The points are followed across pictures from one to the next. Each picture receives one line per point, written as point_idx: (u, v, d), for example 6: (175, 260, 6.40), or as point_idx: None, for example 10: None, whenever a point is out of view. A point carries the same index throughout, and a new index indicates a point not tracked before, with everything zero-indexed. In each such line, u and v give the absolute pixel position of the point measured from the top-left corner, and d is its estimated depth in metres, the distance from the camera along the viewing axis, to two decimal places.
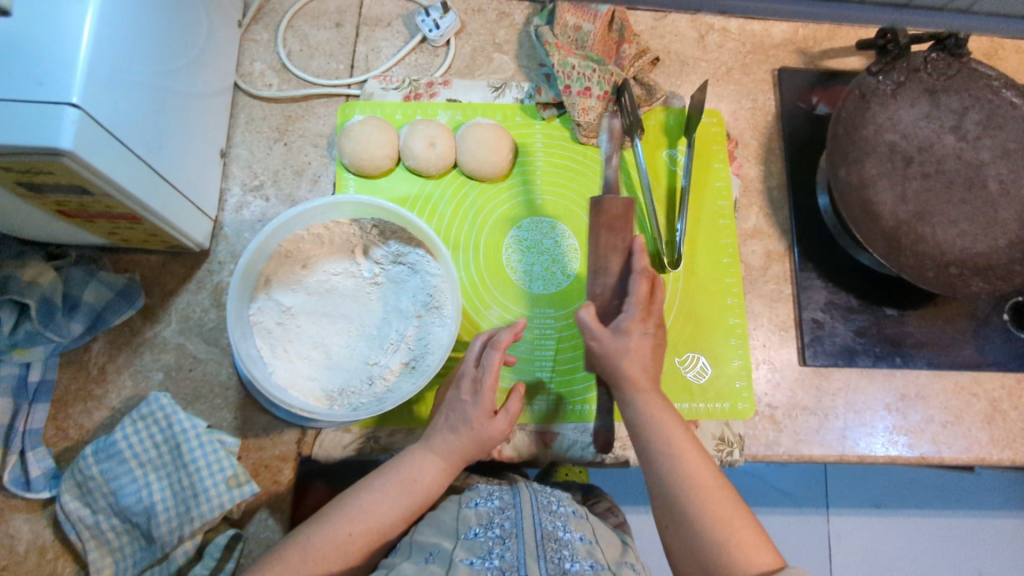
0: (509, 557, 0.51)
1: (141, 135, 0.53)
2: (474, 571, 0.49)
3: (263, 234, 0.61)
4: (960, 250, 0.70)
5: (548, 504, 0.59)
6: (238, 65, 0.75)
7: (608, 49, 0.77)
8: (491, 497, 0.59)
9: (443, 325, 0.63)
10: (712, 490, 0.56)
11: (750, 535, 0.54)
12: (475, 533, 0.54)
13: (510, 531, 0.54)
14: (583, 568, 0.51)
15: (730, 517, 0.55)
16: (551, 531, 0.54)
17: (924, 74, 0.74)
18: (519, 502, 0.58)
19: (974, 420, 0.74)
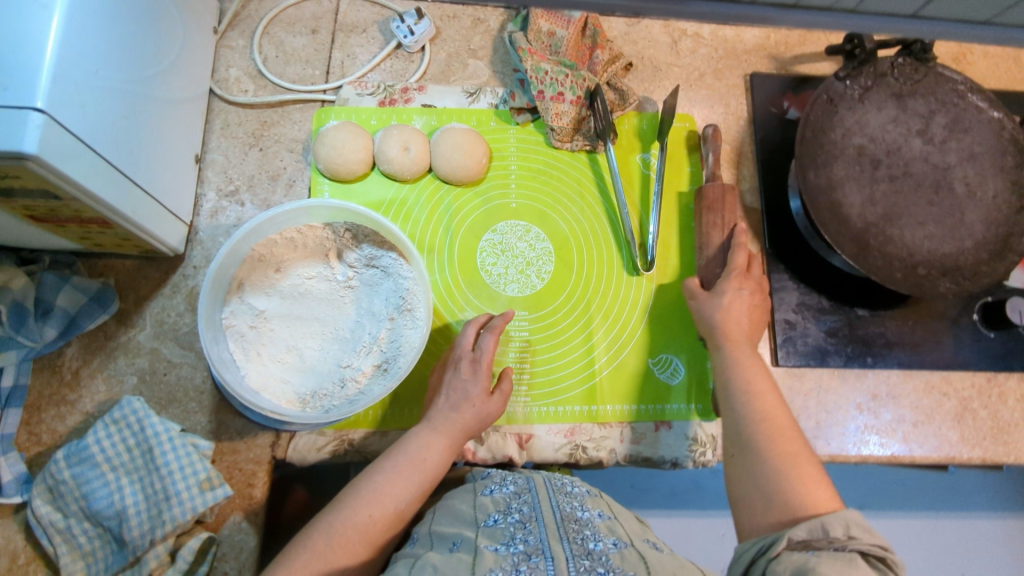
0: (533, 541, 0.49)
1: (111, 140, 0.53)
2: (501, 556, 0.47)
3: (236, 238, 0.61)
4: (927, 251, 0.71)
5: (561, 486, 0.59)
6: (214, 71, 0.76)
7: (581, 54, 0.78)
8: (504, 483, 0.59)
9: (416, 327, 0.63)
10: (778, 430, 0.57)
11: (814, 475, 0.54)
12: (494, 519, 0.53)
13: (529, 515, 0.53)
14: (607, 547, 0.50)
15: (796, 457, 0.55)
16: (569, 512, 0.54)
17: (891, 78, 0.75)
18: (535, 486, 0.57)
19: (944, 419, 0.75)
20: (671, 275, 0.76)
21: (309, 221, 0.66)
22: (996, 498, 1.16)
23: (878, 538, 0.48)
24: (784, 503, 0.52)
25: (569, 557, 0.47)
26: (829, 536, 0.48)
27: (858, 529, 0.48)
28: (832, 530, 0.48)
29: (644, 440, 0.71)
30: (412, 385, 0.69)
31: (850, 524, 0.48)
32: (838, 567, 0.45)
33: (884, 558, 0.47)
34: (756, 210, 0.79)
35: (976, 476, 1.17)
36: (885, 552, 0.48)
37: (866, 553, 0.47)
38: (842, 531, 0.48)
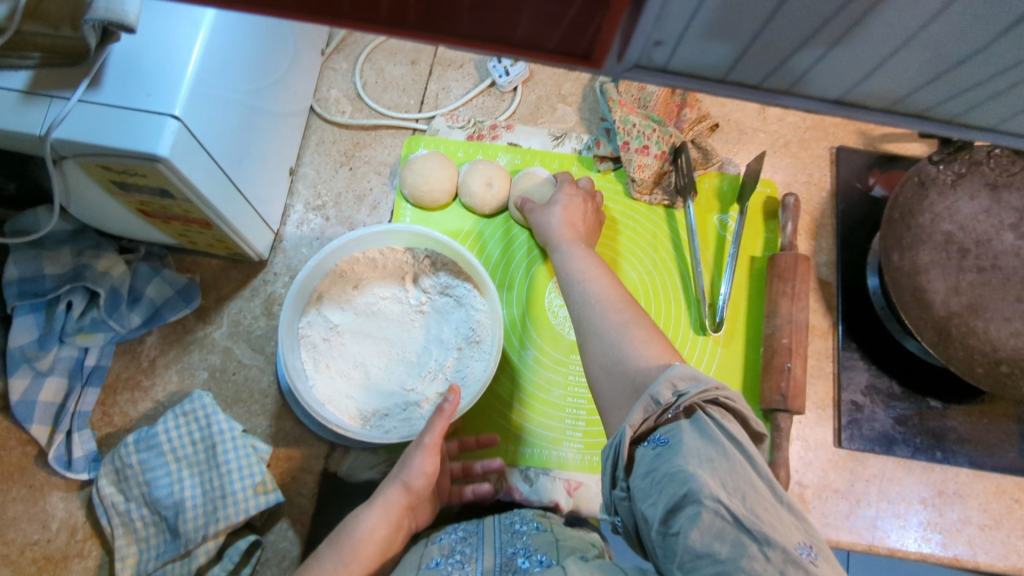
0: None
1: (226, 148, 0.56)
2: None
3: (324, 252, 0.64)
4: (1012, 348, 0.67)
5: (509, 526, 0.60)
6: (316, 91, 0.80)
7: (669, 111, 0.79)
8: (454, 531, 0.61)
9: (482, 359, 0.64)
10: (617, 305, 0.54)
11: (655, 337, 0.51)
12: (436, 562, 0.55)
13: (470, 555, 0.56)
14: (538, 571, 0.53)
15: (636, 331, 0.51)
16: (508, 560, 0.55)
17: (986, 167, 0.74)
18: (482, 531, 0.60)
19: (1015, 527, 0.71)
20: (738, 339, 0.75)
21: (391, 243, 0.68)
22: None
23: (704, 382, 0.44)
24: (619, 370, 0.49)
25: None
26: (661, 405, 0.43)
27: (684, 382, 0.44)
28: (661, 397, 0.43)
29: None
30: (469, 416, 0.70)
31: (676, 380, 0.44)
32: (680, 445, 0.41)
33: (719, 399, 0.43)
34: (832, 284, 0.78)
35: None
36: (717, 393, 0.43)
37: (701, 406, 0.43)
38: (670, 394, 0.43)
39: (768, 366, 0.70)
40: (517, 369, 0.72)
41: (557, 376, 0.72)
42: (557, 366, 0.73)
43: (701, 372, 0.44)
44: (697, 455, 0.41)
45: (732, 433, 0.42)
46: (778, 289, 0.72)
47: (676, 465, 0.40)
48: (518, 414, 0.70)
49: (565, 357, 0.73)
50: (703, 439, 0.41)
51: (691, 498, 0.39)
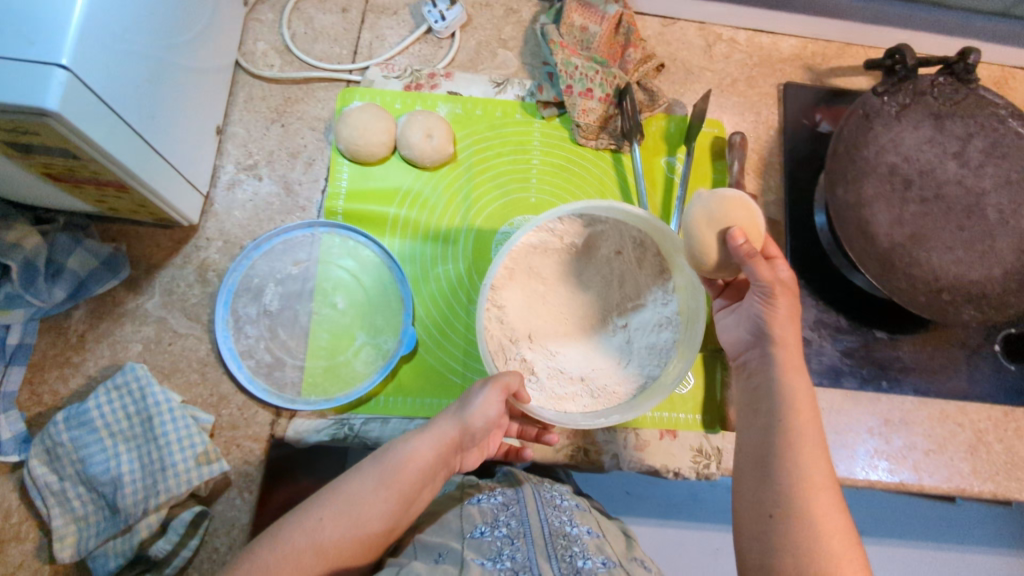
0: (520, 557, 0.55)
1: (129, 102, 0.52)
2: (486, 571, 0.52)
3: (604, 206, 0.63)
4: (954, 276, 0.69)
5: (551, 499, 0.64)
6: (241, 44, 0.75)
7: (613, 52, 0.77)
8: (493, 494, 0.64)
9: (611, 399, 0.62)
10: (817, 503, 0.50)
11: (852, 562, 0.48)
12: (481, 532, 0.58)
13: (516, 531, 0.58)
14: (594, 565, 0.55)
15: (835, 546, 0.48)
16: (558, 528, 0.60)
17: (930, 97, 0.73)
18: (523, 497, 0.63)
19: (958, 449, 0.73)
20: None
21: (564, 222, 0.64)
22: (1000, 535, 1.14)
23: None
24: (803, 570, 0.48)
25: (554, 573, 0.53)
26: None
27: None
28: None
29: (648, 448, 0.69)
30: (415, 371, 0.68)
31: None
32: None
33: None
34: (780, 223, 0.78)
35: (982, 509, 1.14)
36: None
37: None
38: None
39: None
40: (465, 324, 0.71)
41: None
42: None
43: None
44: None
45: None
46: None
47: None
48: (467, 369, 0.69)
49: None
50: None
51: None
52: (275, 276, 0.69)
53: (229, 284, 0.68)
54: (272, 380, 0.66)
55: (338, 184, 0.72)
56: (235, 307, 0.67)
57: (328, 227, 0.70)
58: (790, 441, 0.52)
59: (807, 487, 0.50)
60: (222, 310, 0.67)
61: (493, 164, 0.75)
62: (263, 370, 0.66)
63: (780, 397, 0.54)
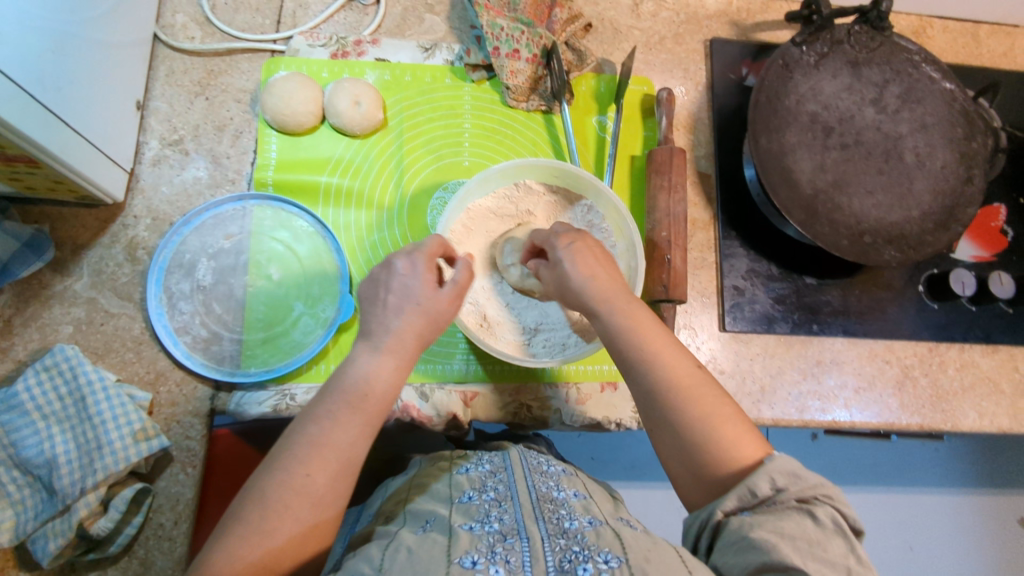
0: (509, 520, 0.47)
1: (31, 74, 0.51)
2: (475, 535, 0.45)
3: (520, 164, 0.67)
4: (875, 219, 0.72)
5: (538, 465, 0.57)
6: (158, 16, 0.73)
7: (540, 12, 0.75)
8: (481, 463, 0.57)
9: (559, 343, 0.67)
10: (692, 389, 0.51)
11: (739, 425, 0.50)
12: (469, 497, 0.51)
13: (505, 494, 0.50)
14: (582, 525, 0.47)
15: (719, 413, 0.51)
16: (545, 492, 0.51)
17: (847, 46, 0.76)
18: (511, 464, 0.55)
19: (886, 386, 0.77)
20: None
21: (529, 180, 0.70)
22: (945, 474, 1.19)
23: (806, 481, 0.46)
24: (699, 462, 0.50)
25: (544, 536, 0.44)
26: (758, 497, 0.46)
27: (784, 478, 0.46)
28: (759, 490, 0.46)
29: (589, 401, 0.71)
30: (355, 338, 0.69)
31: (773, 475, 0.46)
32: (770, 523, 0.44)
33: (820, 499, 0.46)
34: (711, 176, 0.79)
35: (928, 451, 1.19)
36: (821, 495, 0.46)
37: (803, 504, 0.45)
38: (769, 487, 0.46)
39: (651, 260, 0.71)
40: None
41: None
42: None
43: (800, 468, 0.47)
44: (781, 531, 0.43)
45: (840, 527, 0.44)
46: (656, 183, 0.73)
47: (758, 536, 0.43)
48: None
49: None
50: (796, 523, 0.43)
51: (769, 568, 0.42)
52: (206, 251, 0.68)
53: (160, 262, 0.67)
54: (209, 355, 0.66)
55: (267, 155, 0.71)
56: (168, 284, 0.67)
57: (259, 199, 0.70)
58: (648, 364, 0.52)
59: (675, 391, 0.51)
60: (154, 288, 0.66)
61: (424, 129, 0.75)
62: (199, 346, 0.66)
63: (622, 329, 0.54)
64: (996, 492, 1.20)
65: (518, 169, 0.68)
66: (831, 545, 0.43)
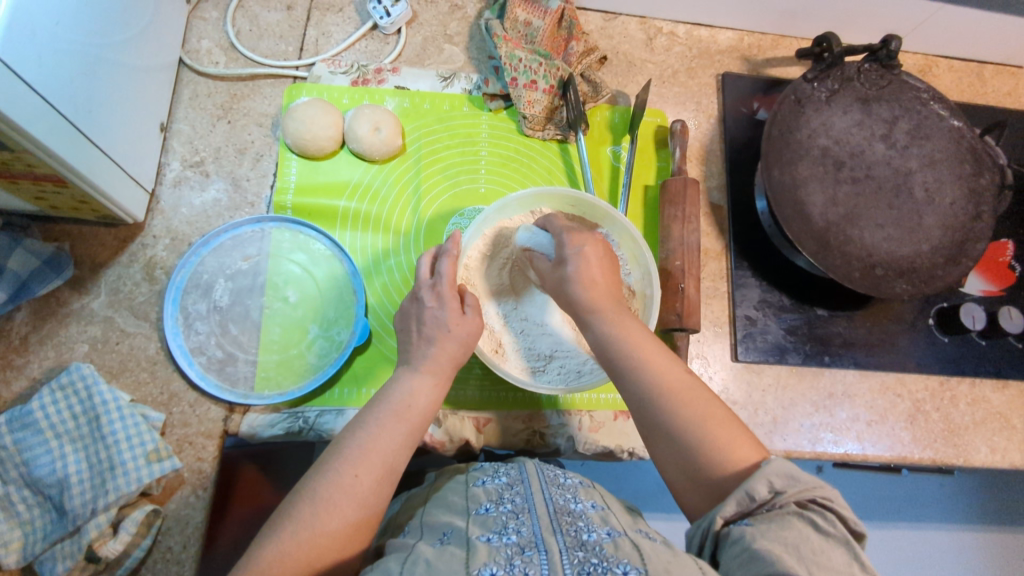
0: (526, 533, 0.46)
1: (65, 97, 0.53)
2: (493, 548, 0.44)
3: (535, 194, 0.68)
4: (886, 252, 0.73)
5: (555, 477, 0.56)
6: (184, 41, 0.75)
7: (556, 45, 0.78)
8: (498, 475, 0.56)
9: (573, 368, 0.68)
10: (685, 394, 0.52)
11: (731, 426, 0.50)
12: (486, 509, 0.51)
13: (522, 506, 0.50)
14: (600, 537, 0.47)
15: (712, 415, 0.51)
16: (563, 505, 0.51)
17: (857, 83, 0.77)
18: (527, 476, 0.55)
19: (898, 419, 0.77)
20: None
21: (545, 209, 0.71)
22: (951, 510, 1.18)
23: (802, 484, 0.45)
24: (698, 470, 0.49)
25: (562, 549, 0.44)
26: (755, 501, 0.45)
27: (781, 481, 0.45)
28: (757, 494, 0.45)
29: (601, 429, 0.71)
30: (371, 360, 0.69)
31: (772, 478, 0.45)
32: (771, 532, 0.42)
33: (817, 502, 0.44)
34: (723, 207, 0.81)
35: (934, 486, 1.18)
36: (816, 494, 0.44)
37: (797, 505, 0.44)
38: (767, 490, 0.45)
39: (665, 289, 0.72)
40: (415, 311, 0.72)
41: None
42: None
43: (798, 471, 0.45)
44: (784, 541, 0.42)
45: (839, 533, 0.42)
46: (670, 213, 0.73)
47: (762, 547, 0.42)
48: None
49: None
50: (797, 532, 0.42)
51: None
52: (224, 272, 0.68)
53: (177, 282, 0.67)
54: (224, 376, 0.66)
55: (286, 179, 0.72)
56: (185, 304, 0.67)
57: (277, 222, 0.70)
58: (636, 372, 0.53)
59: (667, 395, 0.51)
60: (170, 308, 0.66)
61: (442, 156, 0.76)
62: (214, 366, 0.66)
63: (614, 338, 0.54)
64: (1000, 528, 1.20)
65: (535, 198, 0.69)
66: (833, 554, 0.41)
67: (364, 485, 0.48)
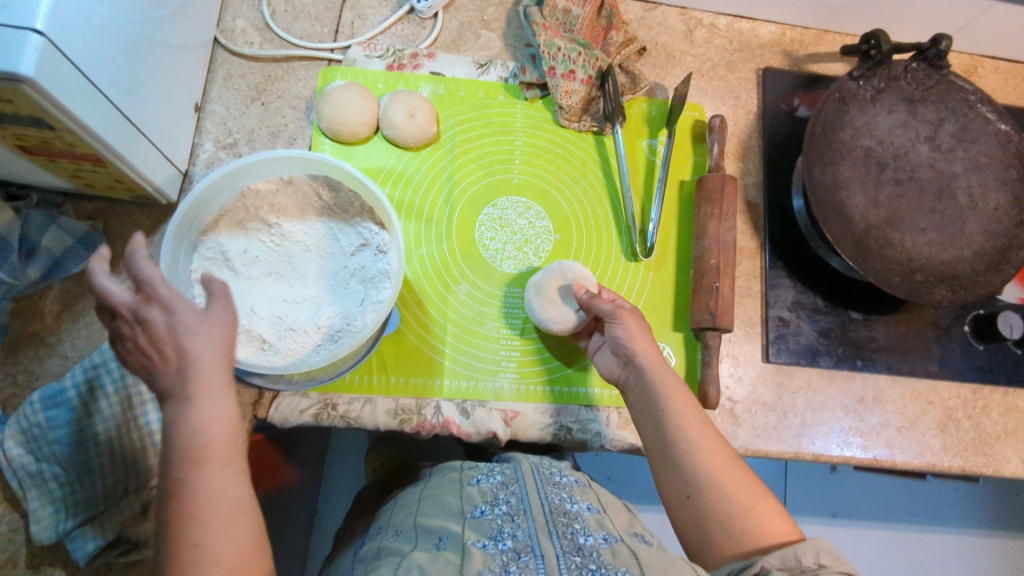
0: (522, 536, 0.49)
1: (108, 74, 0.52)
2: (489, 555, 0.47)
3: (225, 172, 0.60)
4: (926, 257, 0.71)
5: (550, 476, 0.58)
6: (220, 21, 0.74)
7: (595, 34, 0.76)
8: (492, 473, 0.58)
9: (339, 341, 0.61)
10: (729, 463, 0.57)
11: (770, 502, 0.56)
12: (481, 511, 0.53)
13: (517, 507, 0.53)
14: (597, 542, 0.50)
15: (751, 488, 0.56)
16: (558, 505, 0.53)
17: (904, 83, 0.75)
18: (522, 476, 0.57)
19: (928, 427, 0.75)
20: (666, 260, 0.75)
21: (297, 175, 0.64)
22: (967, 516, 1.17)
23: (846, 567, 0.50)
24: (741, 534, 0.54)
25: (559, 554, 0.47)
26: (801, 567, 0.50)
27: (828, 558, 0.50)
28: (804, 559, 0.50)
29: (630, 426, 0.70)
30: (400, 352, 0.68)
31: (820, 553, 0.51)
32: None
33: None
34: (759, 206, 0.79)
35: (948, 491, 1.17)
36: None
37: None
38: (813, 560, 0.50)
39: (698, 287, 0.71)
40: (449, 304, 0.71)
41: (490, 310, 0.72)
42: (491, 299, 0.72)
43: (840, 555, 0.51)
44: None
45: None
46: (707, 210, 0.72)
47: None
48: (451, 350, 0.70)
49: (513, 289, 0.73)
50: None
51: None
52: None
53: None
54: None
55: None
56: None
57: None
58: (684, 439, 0.57)
59: (712, 462, 0.56)
60: None
61: (477, 144, 0.75)
62: None
63: (667, 409, 0.58)
64: (1017, 535, 1.19)
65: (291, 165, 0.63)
66: None
67: (252, 534, 0.47)
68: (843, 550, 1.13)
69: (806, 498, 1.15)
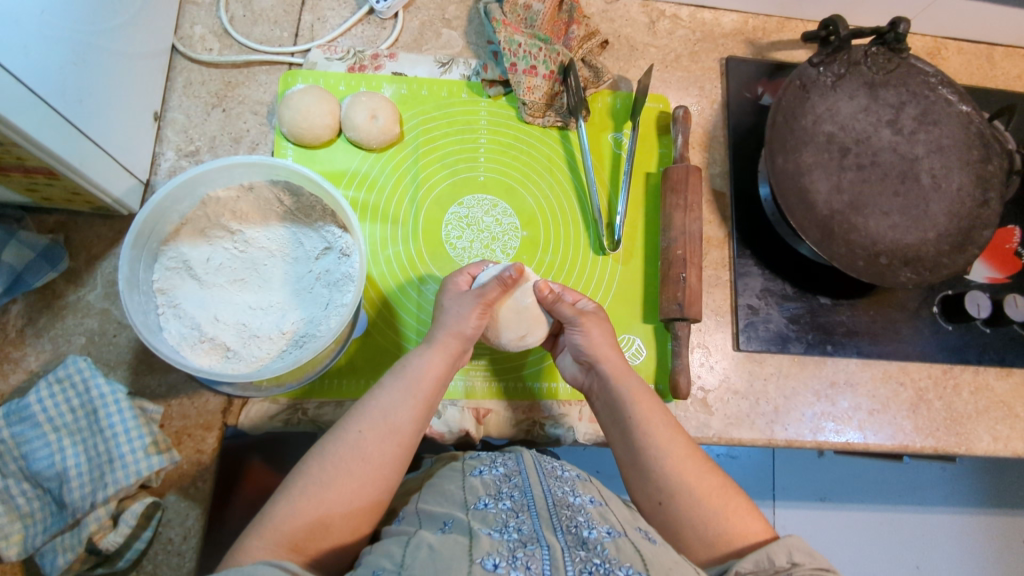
0: (527, 530, 0.48)
1: (55, 85, 0.52)
2: (496, 543, 0.46)
3: (185, 178, 0.60)
4: (891, 240, 0.72)
5: (552, 470, 0.58)
6: (177, 28, 0.73)
7: (557, 29, 0.76)
8: (494, 465, 0.59)
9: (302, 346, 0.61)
10: (698, 467, 0.57)
11: (743, 505, 0.56)
12: (485, 503, 0.52)
13: (521, 502, 0.52)
14: (601, 535, 0.48)
15: (722, 491, 0.56)
16: (561, 498, 0.53)
17: (864, 67, 0.76)
18: (525, 469, 0.57)
19: (900, 408, 0.76)
20: (634, 252, 0.76)
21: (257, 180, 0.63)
22: (952, 494, 1.18)
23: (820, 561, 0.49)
24: (715, 536, 0.54)
25: (564, 547, 0.46)
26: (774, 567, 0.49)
27: (802, 555, 0.50)
28: (777, 559, 0.49)
29: None
30: (369, 355, 0.68)
31: (793, 551, 0.50)
32: None
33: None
34: (726, 195, 0.79)
35: (935, 470, 1.18)
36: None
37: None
38: (786, 560, 0.49)
39: (666, 278, 0.71)
40: (416, 304, 0.71)
41: None
42: None
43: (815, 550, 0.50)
44: None
45: None
46: (672, 201, 0.72)
47: None
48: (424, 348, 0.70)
49: None
50: None
51: None
52: None
53: None
54: None
55: None
56: None
57: None
58: (654, 445, 0.58)
59: (682, 467, 0.57)
60: None
61: (441, 143, 0.75)
62: None
63: (635, 416, 0.60)
64: (1003, 512, 1.19)
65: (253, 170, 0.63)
66: None
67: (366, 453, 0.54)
68: (830, 533, 1.14)
69: (793, 483, 1.16)
